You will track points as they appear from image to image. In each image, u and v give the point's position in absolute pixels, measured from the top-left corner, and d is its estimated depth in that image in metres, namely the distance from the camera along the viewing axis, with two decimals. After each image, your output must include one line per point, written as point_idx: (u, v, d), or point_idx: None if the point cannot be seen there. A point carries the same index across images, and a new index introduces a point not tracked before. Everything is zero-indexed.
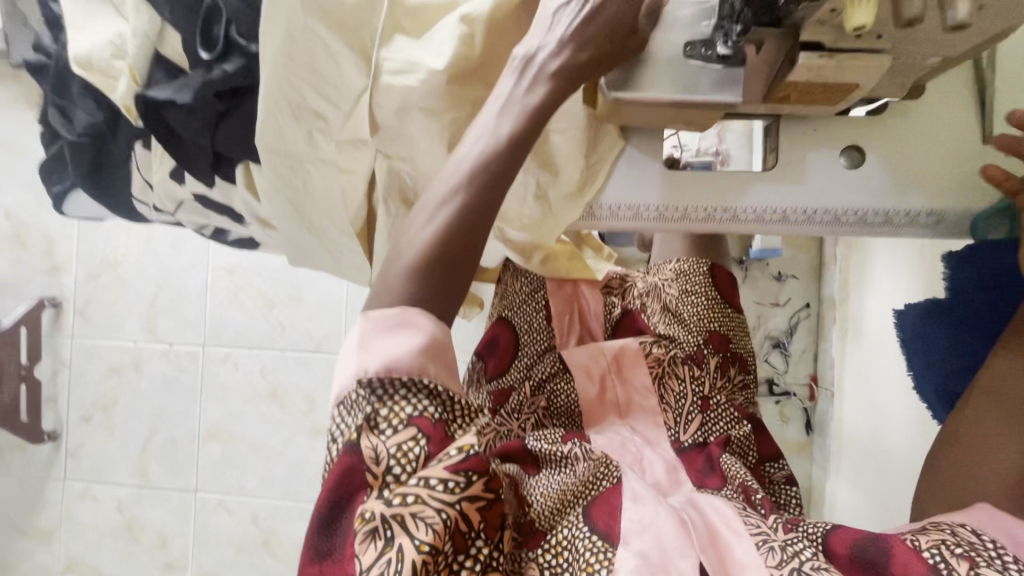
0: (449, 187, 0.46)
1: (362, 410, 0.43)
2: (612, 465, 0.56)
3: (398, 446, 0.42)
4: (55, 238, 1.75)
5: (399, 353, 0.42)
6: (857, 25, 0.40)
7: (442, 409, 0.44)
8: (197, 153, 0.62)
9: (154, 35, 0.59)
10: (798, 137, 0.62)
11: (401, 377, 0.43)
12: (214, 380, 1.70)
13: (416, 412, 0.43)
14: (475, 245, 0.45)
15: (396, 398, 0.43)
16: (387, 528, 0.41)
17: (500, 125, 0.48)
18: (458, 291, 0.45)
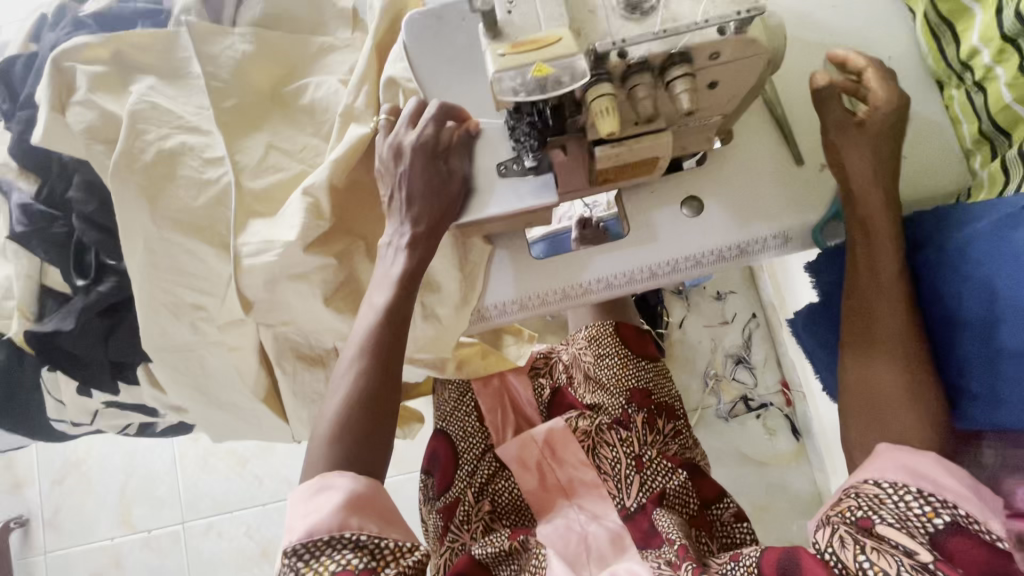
0: (349, 359, 0.50)
1: (290, 573, 0.42)
2: (543, 548, 0.62)
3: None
4: (14, 454, 1.72)
5: (321, 514, 0.43)
6: (607, 131, 0.46)
7: (370, 558, 0.43)
8: (96, 367, 0.64)
9: (36, 272, 0.64)
10: (640, 199, 0.68)
11: (325, 537, 0.42)
12: (200, 556, 1.62)
13: (338, 567, 0.42)
14: (388, 400, 0.49)
15: (320, 559, 0.42)
16: None
17: (383, 293, 0.54)
18: (374, 454, 0.47)
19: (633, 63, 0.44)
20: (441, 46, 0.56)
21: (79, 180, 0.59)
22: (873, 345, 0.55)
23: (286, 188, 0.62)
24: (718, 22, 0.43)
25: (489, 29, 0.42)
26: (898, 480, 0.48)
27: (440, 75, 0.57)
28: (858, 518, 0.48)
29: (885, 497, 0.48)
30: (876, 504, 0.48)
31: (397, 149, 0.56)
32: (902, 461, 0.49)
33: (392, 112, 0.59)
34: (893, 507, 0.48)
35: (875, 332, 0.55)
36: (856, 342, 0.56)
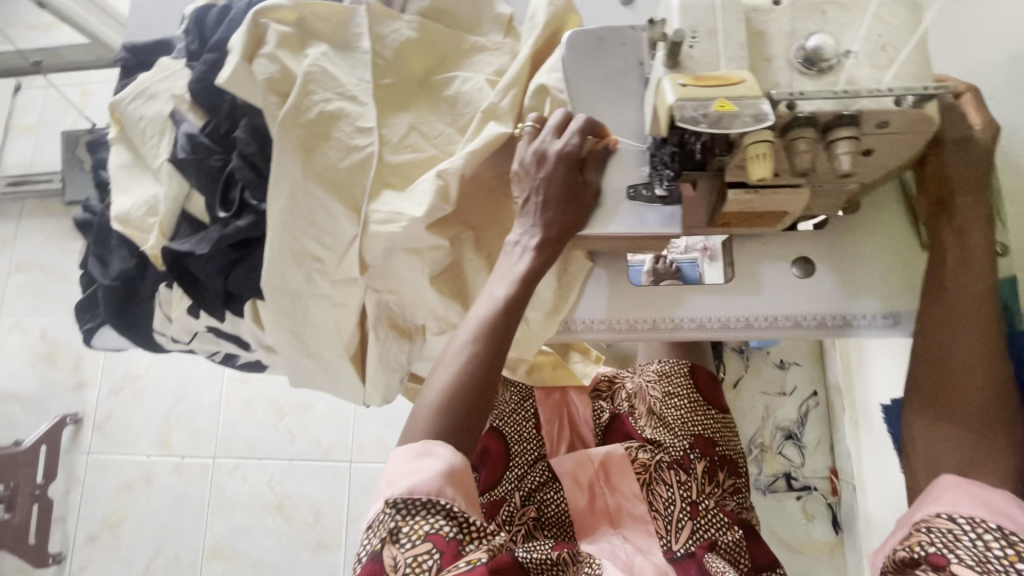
0: (462, 342, 0.52)
1: (386, 524, 0.45)
2: (596, 562, 0.61)
3: (414, 559, 0.44)
4: (85, 356, 1.86)
5: (423, 475, 0.45)
6: (759, 176, 0.46)
7: (458, 528, 0.45)
8: (212, 293, 0.70)
9: (182, 196, 0.70)
10: (750, 250, 0.68)
11: (423, 499, 0.45)
12: (222, 493, 1.69)
13: (432, 528, 0.44)
14: (490, 388, 0.50)
15: (417, 516, 0.45)
16: None
17: (502, 286, 0.55)
18: (473, 435, 0.49)
19: (799, 117, 0.45)
20: (599, 68, 0.61)
21: (245, 123, 0.65)
22: (938, 403, 0.53)
23: (419, 168, 0.66)
24: (900, 93, 0.43)
25: (670, 60, 0.44)
26: (972, 515, 0.46)
27: (593, 93, 0.61)
28: (930, 554, 0.45)
29: (963, 533, 0.45)
30: (949, 541, 0.45)
31: (540, 154, 0.57)
32: (973, 495, 0.47)
33: (536, 121, 0.61)
34: (970, 546, 0.44)
35: (943, 388, 0.53)
36: (920, 400, 0.54)
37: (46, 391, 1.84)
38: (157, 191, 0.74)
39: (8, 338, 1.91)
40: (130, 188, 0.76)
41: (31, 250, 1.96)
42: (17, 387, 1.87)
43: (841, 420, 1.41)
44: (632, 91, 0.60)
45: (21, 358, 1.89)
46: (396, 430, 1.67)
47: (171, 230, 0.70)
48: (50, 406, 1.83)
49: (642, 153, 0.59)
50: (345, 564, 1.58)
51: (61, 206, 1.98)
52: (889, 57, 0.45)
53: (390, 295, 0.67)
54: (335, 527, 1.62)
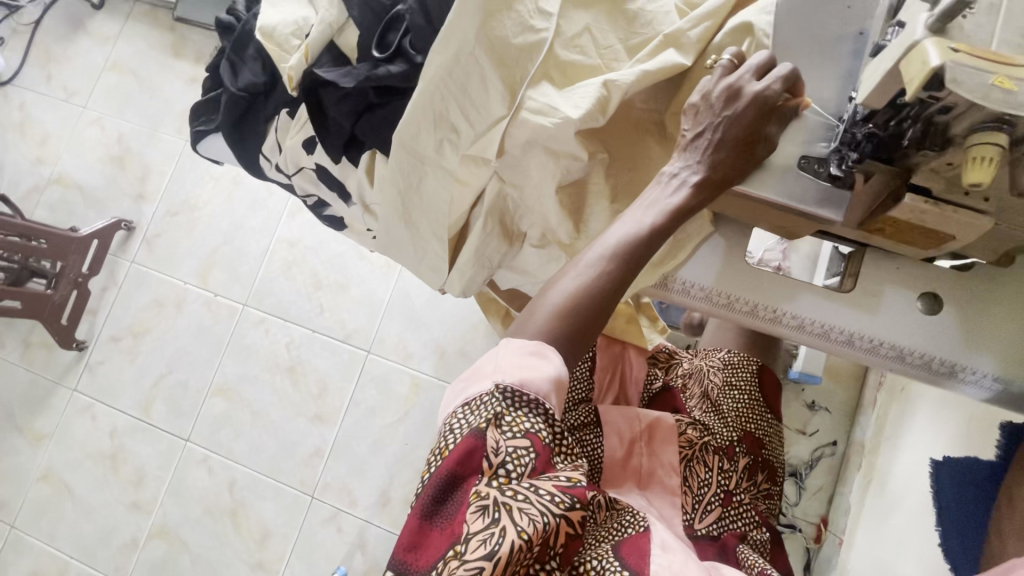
0: (594, 257, 0.52)
1: (490, 408, 0.47)
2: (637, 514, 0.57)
3: (514, 450, 0.46)
4: (152, 171, 1.90)
5: (538, 375, 0.47)
6: (973, 181, 0.43)
7: (552, 434, 0.49)
8: (335, 131, 0.68)
9: (336, 27, 0.68)
10: (880, 270, 0.65)
11: (532, 397, 0.47)
12: (243, 339, 1.76)
13: (533, 427, 0.47)
14: (607, 310, 0.51)
15: (521, 412, 0.47)
16: (495, 510, 0.43)
17: (649, 214, 0.54)
18: (581, 348, 0.50)
19: None
20: (807, 30, 0.57)
21: None
22: None
23: (584, 70, 0.62)
24: None
25: (938, 22, 0.40)
26: None
27: (792, 52, 0.57)
28: None
29: None
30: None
31: (733, 91, 0.54)
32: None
33: (736, 56, 0.56)
34: None
35: None
36: None
37: (109, 191, 1.90)
38: (307, 15, 0.72)
39: (87, 131, 1.95)
40: (281, 4, 0.74)
41: (130, 54, 1.97)
42: (84, 179, 1.93)
43: (852, 477, 1.39)
44: (834, 61, 0.56)
45: (94, 153, 1.94)
46: (419, 338, 1.69)
47: (314, 57, 0.68)
48: (109, 207, 1.90)
49: (824, 129, 0.56)
50: (335, 441, 1.65)
51: (168, 20, 1.98)
52: None
53: (509, 189, 0.65)
54: (337, 406, 1.67)
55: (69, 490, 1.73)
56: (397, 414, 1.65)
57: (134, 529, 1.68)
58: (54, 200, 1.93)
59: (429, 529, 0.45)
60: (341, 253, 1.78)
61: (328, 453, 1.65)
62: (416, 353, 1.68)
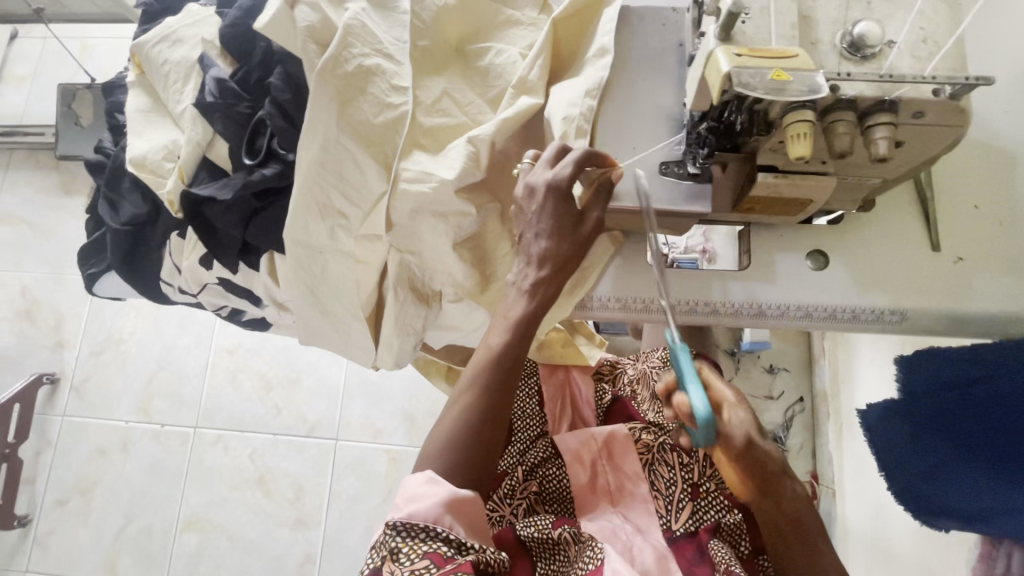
0: (464, 388, 0.57)
1: (388, 544, 0.51)
2: (598, 545, 0.63)
3: (412, 572, 0.49)
4: (66, 315, 1.81)
5: (425, 504, 0.51)
6: (798, 154, 0.47)
7: (462, 542, 0.52)
8: (228, 243, 0.69)
9: (205, 142, 0.69)
10: (767, 241, 0.70)
11: (422, 526, 0.51)
12: (202, 463, 1.66)
13: (430, 547, 0.50)
14: (490, 433, 0.55)
15: (417, 539, 0.51)
16: None
17: (498, 334, 0.59)
18: (477, 474, 0.55)
19: (841, 99, 0.46)
20: (634, 51, 0.62)
21: (280, 71, 0.65)
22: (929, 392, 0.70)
23: (452, 130, 0.65)
24: (941, 81, 0.45)
25: (725, 32, 0.45)
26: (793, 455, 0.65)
27: (625, 76, 0.62)
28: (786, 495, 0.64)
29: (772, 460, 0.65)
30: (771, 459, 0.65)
31: (530, 188, 0.58)
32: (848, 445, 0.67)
33: (534, 158, 0.61)
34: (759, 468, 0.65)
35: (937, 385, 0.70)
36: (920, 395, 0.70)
37: (23, 348, 1.79)
38: (176, 138, 0.73)
39: None
40: (147, 132, 0.74)
41: (17, 203, 1.89)
42: None
43: (825, 427, 1.44)
44: (666, 75, 0.62)
45: None
46: (385, 411, 1.66)
47: (189, 175, 0.68)
48: (26, 364, 1.78)
49: (674, 133, 0.60)
50: (324, 542, 1.57)
51: (52, 160, 1.92)
52: (930, 49, 0.46)
53: (411, 254, 0.67)
54: (316, 505, 1.60)
55: None
56: (381, 494, 1.59)
57: None
58: None
59: None
60: (279, 347, 1.75)
61: (319, 556, 1.56)
62: (386, 427, 1.64)
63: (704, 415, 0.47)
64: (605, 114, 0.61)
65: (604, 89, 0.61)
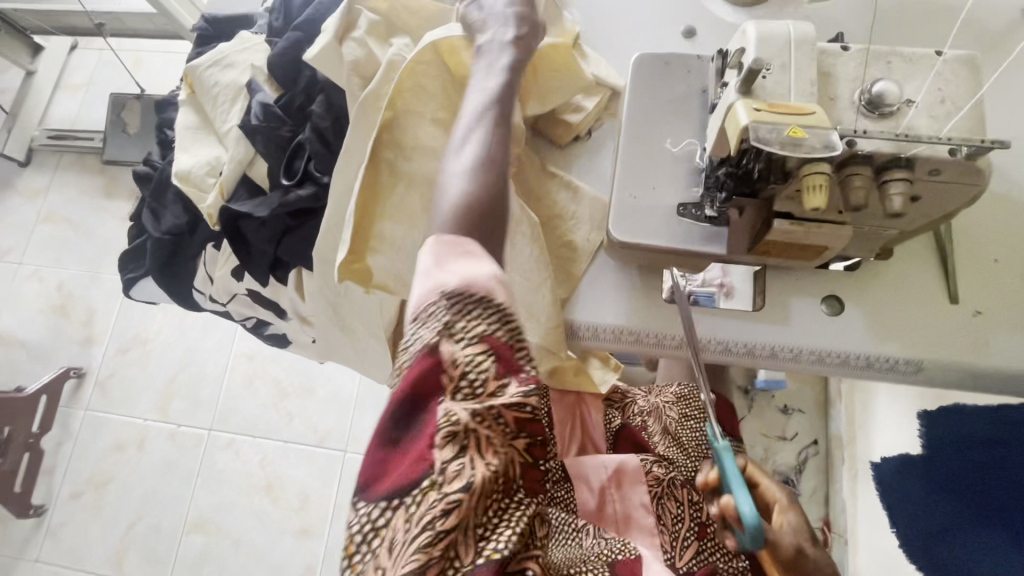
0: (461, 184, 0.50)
1: (439, 317, 0.44)
2: (622, 545, 0.63)
3: (473, 359, 0.42)
4: (98, 312, 1.88)
5: (474, 264, 0.45)
6: (814, 205, 0.48)
7: (513, 337, 0.44)
8: (260, 257, 0.72)
9: (246, 162, 0.73)
10: (784, 283, 0.71)
11: (477, 294, 0.44)
12: (213, 465, 1.69)
13: (491, 332, 0.43)
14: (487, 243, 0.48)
15: (470, 316, 0.44)
16: (463, 441, 0.41)
17: (472, 147, 0.51)
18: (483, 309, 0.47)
19: (858, 154, 0.47)
20: (659, 95, 0.65)
21: (322, 99, 0.70)
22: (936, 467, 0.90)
23: None
24: (957, 143, 0.46)
25: (744, 85, 0.47)
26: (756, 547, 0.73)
27: (647, 119, 0.64)
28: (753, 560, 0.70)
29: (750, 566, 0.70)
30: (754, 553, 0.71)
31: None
32: None
33: None
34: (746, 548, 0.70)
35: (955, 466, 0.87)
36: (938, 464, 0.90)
37: (55, 342, 1.86)
38: (220, 154, 0.77)
39: (24, 285, 1.93)
40: (193, 148, 0.79)
41: (63, 203, 1.99)
42: (25, 334, 1.89)
43: (839, 473, 1.41)
44: (686, 121, 0.64)
45: (35, 306, 1.91)
46: None
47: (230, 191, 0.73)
48: (56, 358, 1.85)
49: (693, 176, 0.62)
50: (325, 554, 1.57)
51: (98, 163, 2.02)
52: (948, 110, 0.48)
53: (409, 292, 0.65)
54: (320, 515, 1.61)
55: None
56: None
57: None
58: None
59: (397, 454, 0.42)
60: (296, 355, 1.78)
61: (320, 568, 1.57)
62: None
63: (753, 520, 0.52)
64: (625, 152, 0.64)
65: (626, 130, 0.64)
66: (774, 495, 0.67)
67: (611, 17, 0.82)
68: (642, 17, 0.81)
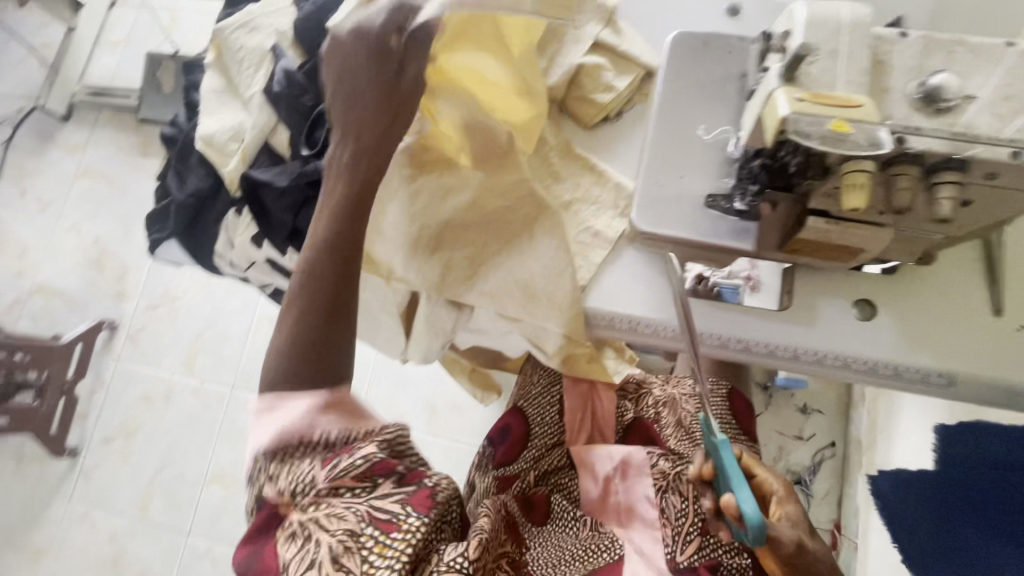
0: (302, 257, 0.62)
1: (261, 465, 0.56)
2: (615, 539, 0.68)
3: (303, 478, 0.55)
4: (130, 268, 1.94)
5: (302, 395, 0.57)
6: (852, 205, 0.44)
7: (333, 445, 0.56)
8: (279, 227, 0.73)
9: (269, 129, 0.72)
10: (813, 283, 0.67)
11: (297, 435, 0.56)
12: (234, 422, 1.75)
13: (315, 454, 0.56)
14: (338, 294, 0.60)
15: (293, 448, 0.56)
16: (304, 537, 0.54)
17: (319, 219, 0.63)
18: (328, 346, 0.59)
19: (906, 153, 0.44)
20: (696, 77, 0.61)
21: None
22: None
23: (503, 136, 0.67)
24: (1019, 145, 0.42)
25: (788, 74, 0.44)
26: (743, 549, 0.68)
27: (680, 103, 0.61)
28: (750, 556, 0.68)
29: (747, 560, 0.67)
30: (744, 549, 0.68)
31: None
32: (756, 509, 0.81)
33: None
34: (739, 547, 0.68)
35: None
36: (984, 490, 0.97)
37: (90, 294, 1.94)
38: (243, 120, 0.76)
39: (63, 238, 2.01)
40: (217, 112, 0.78)
41: (99, 159, 2.04)
42: (63, 285, 1.97)
43: (855, 477, 1.38)
44: (722, 106, 0.60)
45: (72, 259, 1.98)
46: (408, 396, 1.68)
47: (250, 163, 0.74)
48: (91, 310, 1.92)
49: (726, 166, 0.59)
50: None
51: (134, 121, 2.06)
52: (1014, 108, 0.43)
53: None
54: None
55: None
56: None
57: None
58: (36, 310, 1.96)
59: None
60: None
61: None
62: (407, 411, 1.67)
63: (754, 517, 0.54)
64: (656, 136, 0.61)
65: (659, 113, 0.61)
66: (770, 487, 0.69)
67: None
68: None
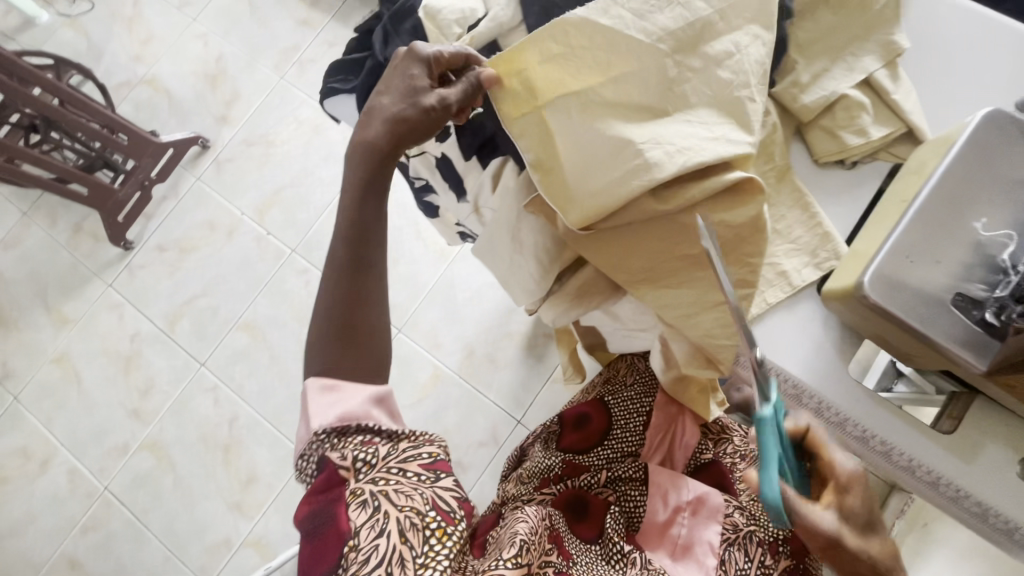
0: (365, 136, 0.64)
1: (324, 440, 0.61)
2: None
3: (366, 447, 0.60)
4: (241, 98, 1.92)
5: (355, 401, 0.62)
6: None
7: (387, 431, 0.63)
8: (475, 130, 0.68)
9: (506, 28, 0.68)
10: (989, 422, 0.62)
11: (354, 422, 0.61)
12: (282, 283, 1.76)
13: (369, 434, 0.61)
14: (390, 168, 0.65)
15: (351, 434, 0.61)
16: (373, 500, 0.57)
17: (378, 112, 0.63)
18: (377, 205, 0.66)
19: None
20: (988, 167, 0.55)
21: None
22: None
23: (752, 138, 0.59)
24: None
25: None
26: None
27: (965, 183, 0.55)
28: None
29: None
30: None
31: None
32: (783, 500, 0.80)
33: None
34: None
35: None
36: None
37: (196, 106, 1.94)
38: (475, 7, 0.70)
39: (189, 43, 1.99)
40: None
41: None
42: (173, 87, 1.96)
43: None
44: (1008, 208, 0.54)
45: (191, 66, 1.98)
46: (453, 331, 1.67)
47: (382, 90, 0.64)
48: (191, 121, 1.93)
49: (985, 272, 0.53)
50: None
51: None
52: None
53: (616, 252, 0.63)
54: None
55: (77, 380, 1.77)
56: (411, 398, 1.63)
57: (127, 436, 1.71)
58: (142, 100, 1.97)
59: (320, 539, 0.57)
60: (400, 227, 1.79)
61: None
62: (446, 345, 1.66)
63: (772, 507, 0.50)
64: (923, 211, 0.54)
65: (933, 187, 0.55)
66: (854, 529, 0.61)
67: (951, 51, 0.69)
68: (989, 65, 0.68)
